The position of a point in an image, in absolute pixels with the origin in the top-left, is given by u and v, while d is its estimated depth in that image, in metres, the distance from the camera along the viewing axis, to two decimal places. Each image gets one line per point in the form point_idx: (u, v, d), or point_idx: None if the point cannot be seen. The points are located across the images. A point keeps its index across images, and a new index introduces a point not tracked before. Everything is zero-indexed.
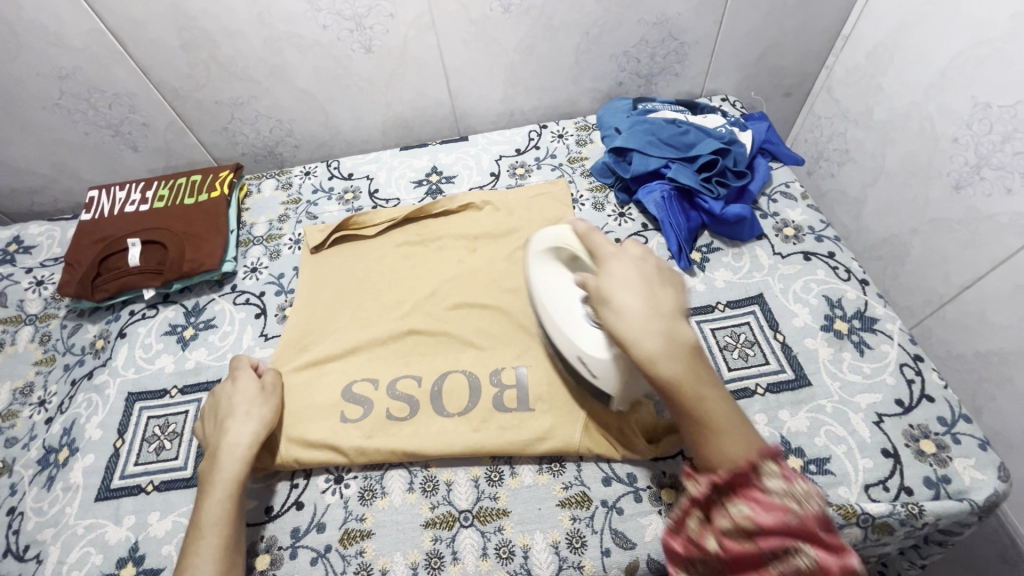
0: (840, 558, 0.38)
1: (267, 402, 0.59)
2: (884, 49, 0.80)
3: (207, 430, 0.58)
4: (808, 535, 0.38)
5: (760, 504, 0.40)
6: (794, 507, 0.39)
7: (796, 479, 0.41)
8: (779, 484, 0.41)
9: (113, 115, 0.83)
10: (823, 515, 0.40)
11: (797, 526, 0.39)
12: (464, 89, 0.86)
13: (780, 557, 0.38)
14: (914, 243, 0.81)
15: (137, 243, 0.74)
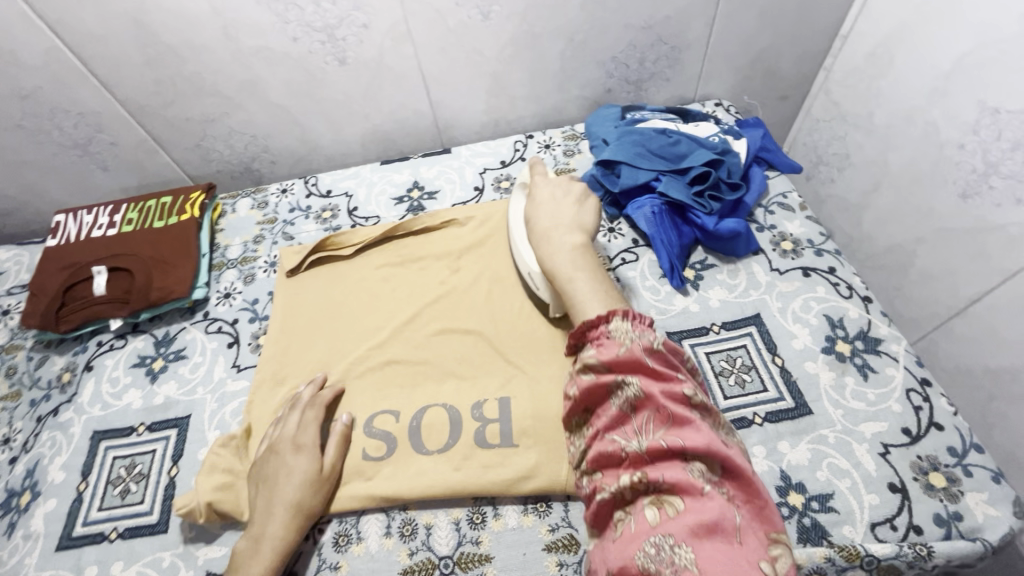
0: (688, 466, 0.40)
1: (322, 490, 0.53)
2: (885, 49, 0.76)
3: (295, 493, 0.52)
4: (640, 369, 0.44)
5: (619, 429, 0.44)
6: (629, 346, 0.45)
7: (646, 327, 0.47)
8: (625, 331, 0.47)
9: (79, 134, 0.79)
10: (665, 352, 0.45)
11: (650, 451, 0.41)
12: (446, 100, 0.83)
13: (620, 389, 0.44)
14: (919, 253, 0.77)
15: (103, 271, 0.70)
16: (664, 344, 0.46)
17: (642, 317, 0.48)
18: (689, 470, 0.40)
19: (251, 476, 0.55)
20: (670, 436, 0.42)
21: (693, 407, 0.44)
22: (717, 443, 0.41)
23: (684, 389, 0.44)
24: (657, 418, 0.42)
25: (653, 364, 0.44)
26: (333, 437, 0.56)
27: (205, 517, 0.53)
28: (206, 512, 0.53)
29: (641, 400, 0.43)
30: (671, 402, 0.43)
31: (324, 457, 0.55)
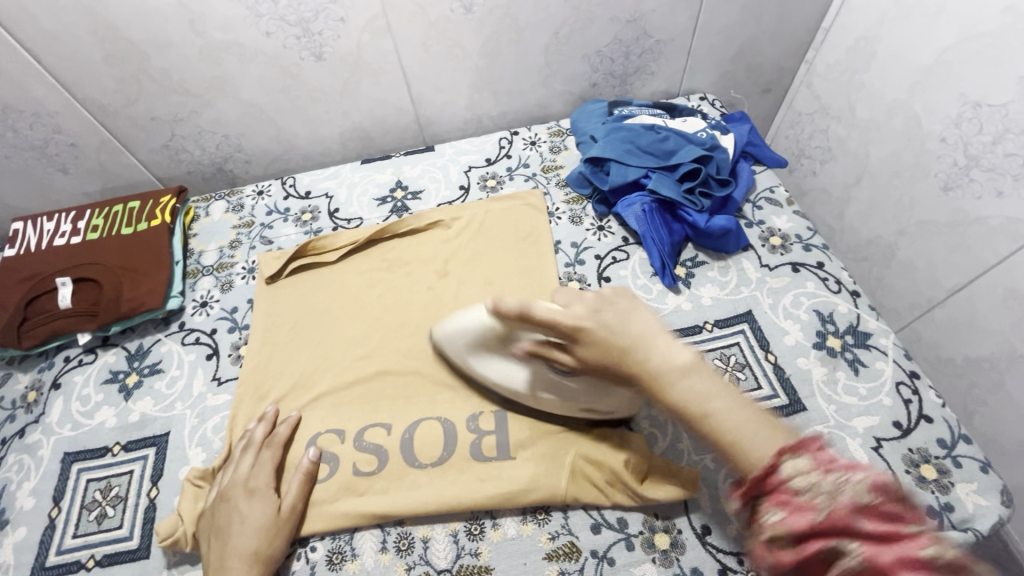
0: (884, 544, 0.31)
1: (281, 536, 0.50)
2: (866, 43, 0.77)
3: (249, 543, 0.49)
4: (849, 529, 0.32)
5: (790, 508, 0.34)
6: (820, 501, 0.33)
7: (837, 461, 0.34)
8: (804, 471, 0.35)
9: (35, 136, 0.74)
10: (879, 502, 0.32)
11: (829, 521, 0.32)
12: (427, 96, 0.80)
13: (834, 560, 0.32)
14: (901, 245, 0.78)
15: (67, 282, 0.66)
16: (875, 483, 0.33)
17: (825, 447, 0.35)
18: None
19: (202, 529, 0.51)
20: (872, 529, 0.31)
21: (949, 571, 0.29)
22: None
23: (923, 550, 0.30)
24: (829, 467, 0.34)
25: (868, 524, 0.32)
26: (296, 477, 0.53)
27: (192, 545, 0.52)
28: (186, 538, 0.52)
29: (868, 571, 0.31)
30: (913, 574, 0.29)
31: (283, 499, 0.52)
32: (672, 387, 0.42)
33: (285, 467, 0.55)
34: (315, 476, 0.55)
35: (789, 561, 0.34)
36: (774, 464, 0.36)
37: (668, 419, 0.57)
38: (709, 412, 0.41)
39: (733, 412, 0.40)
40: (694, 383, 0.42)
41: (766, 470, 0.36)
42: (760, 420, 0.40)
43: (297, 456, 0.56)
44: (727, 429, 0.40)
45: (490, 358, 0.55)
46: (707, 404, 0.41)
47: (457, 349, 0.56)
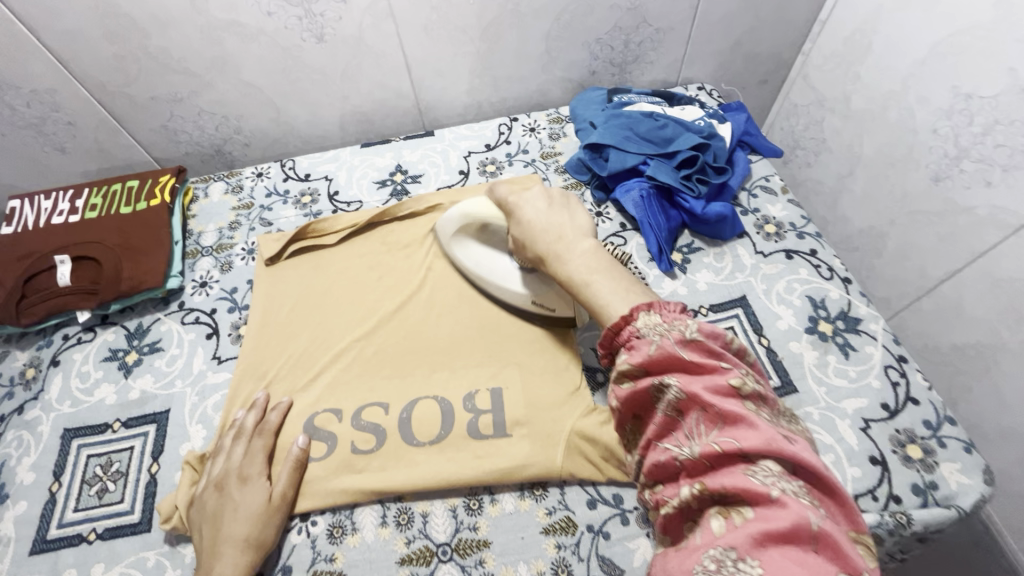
0: (704, 380, 0.38)
1: (274, 520, 0.51)
2: (862, 35, 0.78)
3: (243, 529, 0.49)
4: (676, 363, 0.40)
5: (636, 350, 0.42)
6: (655, 342, 0.41)
7: (677, 316, 0.43)
8: (654, 324, 0.42)
9: (32, 114, 0.74)
10: (704, 343, 0.40)
11: (660, 356, 0.40)
12: (428, 80, 0.80)
13: (660, 392, 0.40)
14: (891, 235, 0.80)
15: (66, 260, 0.66)
16: (704, 329, 0.40)
17: (674, 308, 0.43)
18: (754, 475, 0.34)
19: (193, 516, 0.51)
20: (696, 372, 0.39)
21: (746, 398, 0.37)
22: (781, 441, 0.35)
23: (730, 380, 0.38)
24: (667, 320, 0.42)
25: (690, 356, 0.39)
26: (287, 464, 0.53)
27: (189, 530, 0.51)
28: (181, 521, 0.52)
29: (687, 398, 0.38)
30: (716, 397, 0.37)
31: (275, 486, 0.52)
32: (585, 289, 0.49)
33: (275, 454, 0.55)
34: (307, 462, 0.55)
35: (627, 394, 0.42)
36: (630, 319, 0.43)
37: None
38: (614, 309, 0.46)
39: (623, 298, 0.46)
40: (571, 266, 0.50)
41: (620, 323, 0.44)
42: (634, 289, 0.47)
43: (288, 441, 0.56)
44: (602, 302, 0.47)
45: (472, 244, 0.64)
46: (586, 276, 0.49)
47: (445, 235, 0.63)
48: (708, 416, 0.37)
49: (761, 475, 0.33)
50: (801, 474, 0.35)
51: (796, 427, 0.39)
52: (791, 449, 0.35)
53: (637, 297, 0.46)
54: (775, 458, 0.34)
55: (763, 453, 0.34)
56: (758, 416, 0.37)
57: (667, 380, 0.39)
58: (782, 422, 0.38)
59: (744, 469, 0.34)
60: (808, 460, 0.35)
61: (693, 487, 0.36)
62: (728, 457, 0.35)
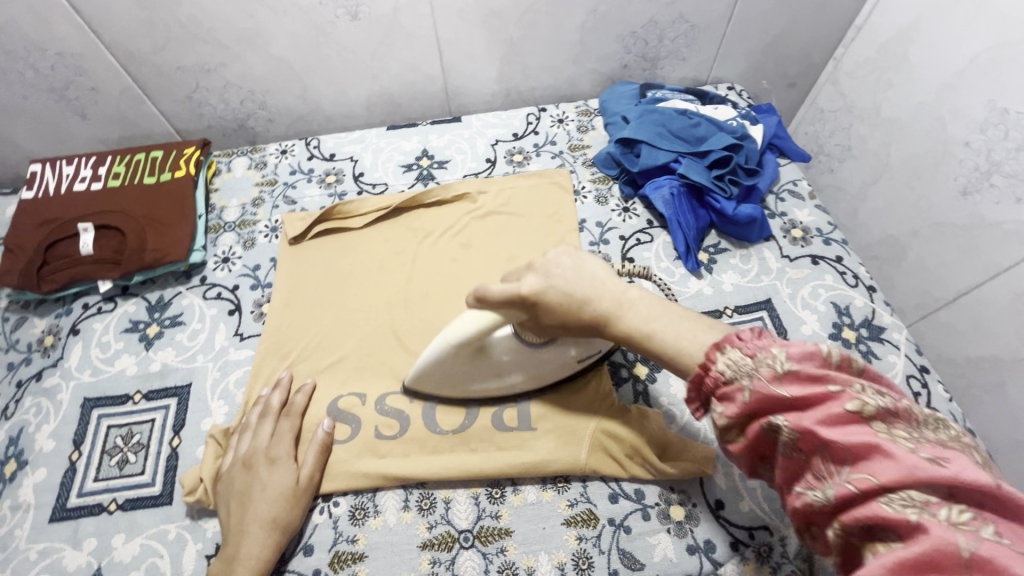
0: (817, 410, 0.33)
1: (300, 502, 0.51)
2: (898, 43, 0.77)
3: (271, 509, 0.49)
4: (774, 404, 0.34)
5: (731, 399, 0.36)
6: (747, 386, 0.35)
7: (768, 349, 0.35)
8: (735, 361, 0.36)
9: (56, 77, 0.73)
10: (800, 367, 0.34)
11: (755, 402, 0.35)
12: (458, 65, 0.79)
13: (772, 434, 0.35)
14: (912, 246, 0.80)
15: (89, 228, 0.65)
16: (795, 354, 0.34)
17: (757, 336, 0.37)
18: (887, 503, 0.29)
19: (220, 494, 0.51)
20: (805, 397, 0.33)
21: (873, 419, 0.31)
22: (924, 467, 0.29)
23: (845, 405, 0.32)
24: (754, 353, 0.36)
25: (789, 393, 0.33)
26: (313, 446, 0.53)
27: (214, 504, 0.51)
28: (206, 494, 0.52)
29: (800, 439, 0.33)
30: (835, 429, 0.32)
31: (302, 467, 0.52)
32: (618, 317, 0.44)
33: (302, 434, 0.56)
34: (332, 445, 0.55)
35: (739, 447, 0.38)
36: (709, 365, 0.38)
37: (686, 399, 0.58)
38: (597, 299, 0.45)
39: (647, 306, 0.44)
40: (631, 315, 0.43)
41: (703, 371, 0.38)
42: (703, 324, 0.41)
43: (315, 423, 0.56)
44: (644, 324, 0.43)
45: (467, 376, 0.53)
46: (651, 324, 0.42)
47: (419, 378, 0.54)
48: (852, 450, 0.31)
49: (897, 503, 0.29)
50: (961, 495, 0.28)
51: (948, 433, 0.31)
52: (930, 472, 0.28)
53: (588, 273, 0.45)
54: (918, 485, 0.29)
55: (902, 484, 0.29)
56: (892, 442, 0.30)
57: (773, 421, 0.34)
58: (921, 434, 0.31)
59: (877, 500, 0.29)
60: (930, 445, 0.30)
61: (835, 526, 0.32)
62: (864, 496, 0.30)
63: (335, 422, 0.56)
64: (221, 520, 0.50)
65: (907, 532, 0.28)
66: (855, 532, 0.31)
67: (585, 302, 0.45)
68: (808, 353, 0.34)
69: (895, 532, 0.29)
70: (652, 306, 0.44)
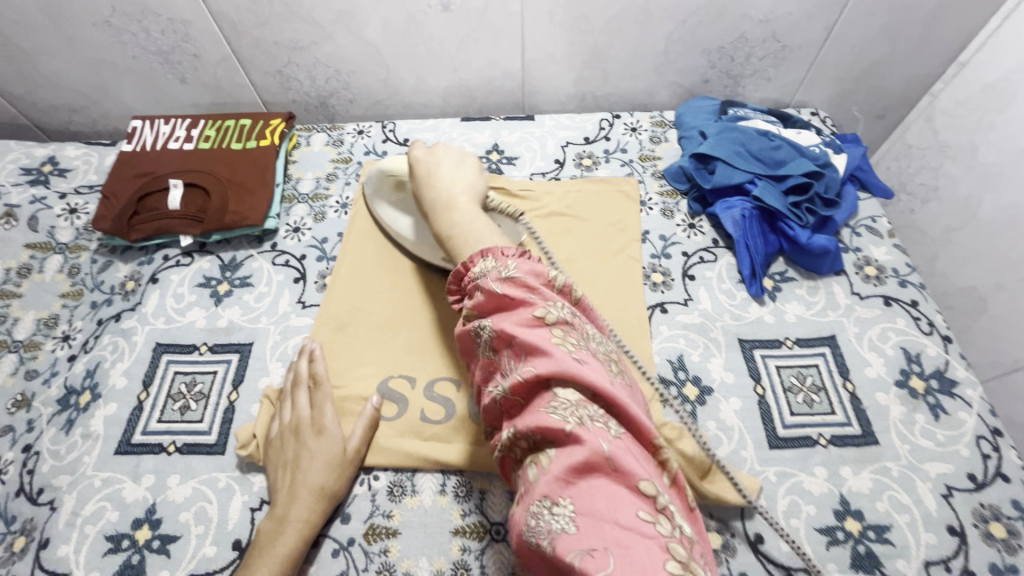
0: (514, 317, 0.39)
1: (345, 473, 0.52)
2: (1008, 84, 0.73)
3: (319, 477, 0.51)
4: (500, 304, 0.40)
5: (476, 297, 0.42)
6: (483, 290, 0.41)
7: (508, 258, 0.43)
8: (486, 267, 0.42)
9: (163, 41, 0.77)
10: (522, 280, 0.40)
11: (490, 301, 0.41)
12: (538, 64, 0.80)
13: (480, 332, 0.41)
14: (995, 299, 0.76)
15: (178, 185, 0.69)
16: (524, 269, 0.41)
17: (531, 261, 0.42)
18: (553, 412, 0.34)
19: (270, 458, 0.53)
20: (516, 312, 0.39)
21: (551, 328, 0.38)
22: (571, 367, 0.35)
23: (535, 311, 0.38)
24: (500, 262, 0.42)
25: (502, 293, 0.40)
26: (362, 420, 0.55)
27: (264, 461, 0.54)
28: (258, 450, 0.54)
29: (497, 339, 0.39)
30: (523, 331, 0.37)
31: (349, 440, 0.54)
32: (443, 211, 0.51)
33: (351, 407, 0.57)
34: (379, 421, 0.57)
35: (467, 338, 0.44)
36: (470, 266, 0.44)
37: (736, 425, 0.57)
38: (435, 193, 0.52)
39: (468, 213, 0.50)
40: (456, 212, 0.50)
41: (466, 269, 0.44)
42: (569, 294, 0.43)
43: (364, 398, 0.58)
44: (452, 228, 0.49)
45: (387, 202, 0.66)
46: (459, 227, 0.49)
47: (368, 191, 0.66)
48: (535, 357, 0.36)
49: (561, 410, 0.34)
50: (595, 395, 0.35)
51: (602, 351, 0.39)
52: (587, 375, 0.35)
53: (457, 175, 0.53)
54: (571, 386, 0.35)
55: (558, 385, 0.35)
56: (558, 347, 0.36)
57: (481, 326, 0.40)
58: (577, 341, 0.38)
59: (547, 399, 0.35)
60: (584, 355, 0.37)
61: (512, 429, 0.37)
62: (530, 387, 0.36)
63: (383, 400, 0.58)
64: (271, 480, 0.52)
65: (568, 441, 0.33)
66: (526, 439, 0.36)
67: (432, 192, 0.53)
68: (536, 274, 0.41)
69: (550, 438, 0.34)
70: (470, 216, 0.49)
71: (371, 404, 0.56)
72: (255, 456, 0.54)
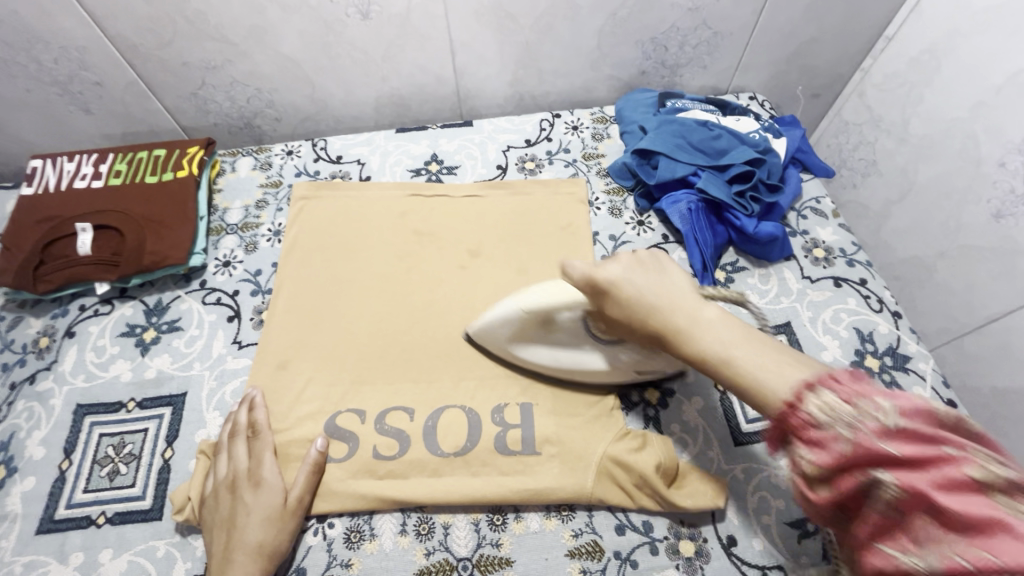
0: (778, 398, 0.36)
1: (288, 526, 0.49)
2: (932, 56, 0.74)
3: (258, 535, 0.47)
4: (753, 398, 0.38)
5: (721, 388, 0.40)
6: (844, 434, 0.32)
7: (736, 337, 0.39)
8: (830, 406, 0.33)
9: (59, 71, 0.71)
10: (767, 364, 0.37)
11: (739, 394, 0.38)
12: (471, 68, 0.77)
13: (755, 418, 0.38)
14: (938, 268, 0.78)
15: (87, 228, 0.64)
16: (760, 348, 0.38)
17: (850, 376, 0.33)
18: (861, 484, 0.31)
19: (205, 519, 0.49)
20: (758, 385, 0.37)
21: (815, 402, 0.34)
22: (865, 440, 0.31)
23: (796, 391, 0.35)
24: (728, 344, 0.39)
25: (897, 449, 0.30)
26: (305, 466, 0.51)
27: (200, 522, 0.50)
28: (194, 512, 0.50)
29: (772, 426, 0.36)
30: (791, 413, 0.34)
31: (292, 489, 0.50)
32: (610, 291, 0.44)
33: (293, 452, 0.53)
34: (325, 464, 0.53)
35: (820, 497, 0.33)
36: (798, 404, 0.34)
37: (700, 426, 0.55)
38: (668, 312, 0.42)
39: (634, 280, 0.44)
40: (626, 287, 0.44)
41: (791, 410, 0.34)
42: (787, 358, 0.37)
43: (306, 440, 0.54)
44: (632, 301, 0.43)
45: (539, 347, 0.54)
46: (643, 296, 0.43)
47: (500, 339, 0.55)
48: (825, 436, 0.32)
49: (870, 484, 0.31)
50: (914, 465, 0.30)
51: (906, 397, 0.32)
52: (880, 443, 0.30)
53: (667, 282, 0.44)
54: (872, 460, 0.31)
55: (852, 458, 0.31)
56: (833, 419, 0.32)
57: (870, 468, 0.31)
58: (913, 430, 0.31)
59: (851, 484, 0.32)
60: (909, 412, 0.31)
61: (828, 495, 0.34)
62: (833, 475, 0.32)
63: (329, 440, 0.54)
64: (208, 544, 0.48)
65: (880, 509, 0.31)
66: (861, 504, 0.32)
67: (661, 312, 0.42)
68: (765, 350, 0.38)
69: (870, 506, 0.31)
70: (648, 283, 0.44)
71: (314, 450, 0.52)
72: (188, 517, 0.50)
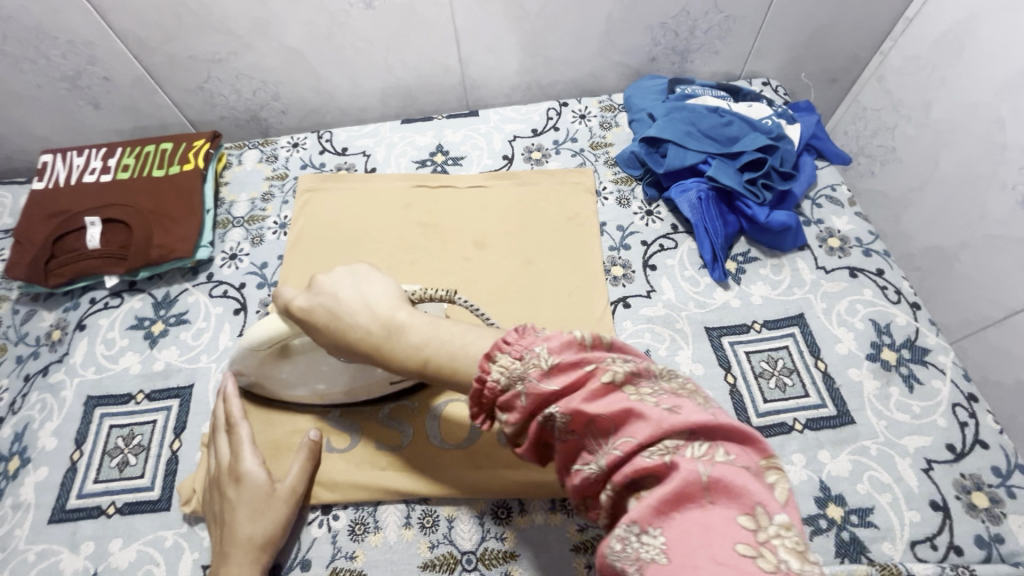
0: (581, 388, 0.33)
1: (280, 518, 0.48)
2: (955, 37, 0.71)
3: (250, 528, 0.47)
4: (547, 400, 0.33)
5: (507, 404, 0.35)
6: (520, 390, 0.34)
7: (531, 345, 0.35)
8: (507, 367, 0.35)
9: (68, 66, 0.71)
10: (561, 360, 0.33)
11: (561, 397, 0.33)
12: (477, 57, 0.76)
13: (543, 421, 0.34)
14: (961, 258, 0.75)
15: (96, 222, 0.64)
16: (556, 346, 0.34)
17: (601, 342, 0.35)
18: (649, 455, 0.30)
19: (206, 513, 0.49)
20: (559, 380, 0.33)
21: (623, 384, 0.33)
22: (665, 418, 0.30)
23: (603, 377, 0.33)
24: (528, 351, 0.35)
25: (556, 387, 0.33)
26: (297, 458, 0.51)
27: (204, 515, 0.50)
28: (200, 503, 0.51)
29: (570, 421, 0.33)
30: (596, 404, 0.32)
31: (284, 480, 0.50)
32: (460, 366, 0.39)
33: (291, 442, 0.54)
34: (325, 454, 0.54)
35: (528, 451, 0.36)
36: (484, 375, 0.36)
37: None
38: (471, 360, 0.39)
39: (502, 350, 0.37)
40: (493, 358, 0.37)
41: (478, 382, 0.36)
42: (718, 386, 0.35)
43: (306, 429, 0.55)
44: (502, 376, 0.36)
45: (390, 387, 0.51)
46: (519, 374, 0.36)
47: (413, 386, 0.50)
48: (625, 419, 0.31)
49: (655, 453, 0.30)
50: (706, 435, 0.30)
51: (678, 381, 0.34)
52: (681, 416, 0.30)
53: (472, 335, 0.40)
54: (670, 434, 0.30)
55: (654, 440, 0.30)
56: (644, 403, 0.32)
57: (549, 413, 0.33)
58: (665, 387, 0.33)
59: (639, 456, 0.30)
60: (670, 396, 0.32)
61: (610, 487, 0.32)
62: (630, 457, 0.31)
63: (332, 432, 0.55)
64: (212, 537, 0.49)
65: (659, 476, 0.30)
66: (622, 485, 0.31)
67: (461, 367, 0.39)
68: (571, 348, 0.34)
69: (645, 476, 0.30)
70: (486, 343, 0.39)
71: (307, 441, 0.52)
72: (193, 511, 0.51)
